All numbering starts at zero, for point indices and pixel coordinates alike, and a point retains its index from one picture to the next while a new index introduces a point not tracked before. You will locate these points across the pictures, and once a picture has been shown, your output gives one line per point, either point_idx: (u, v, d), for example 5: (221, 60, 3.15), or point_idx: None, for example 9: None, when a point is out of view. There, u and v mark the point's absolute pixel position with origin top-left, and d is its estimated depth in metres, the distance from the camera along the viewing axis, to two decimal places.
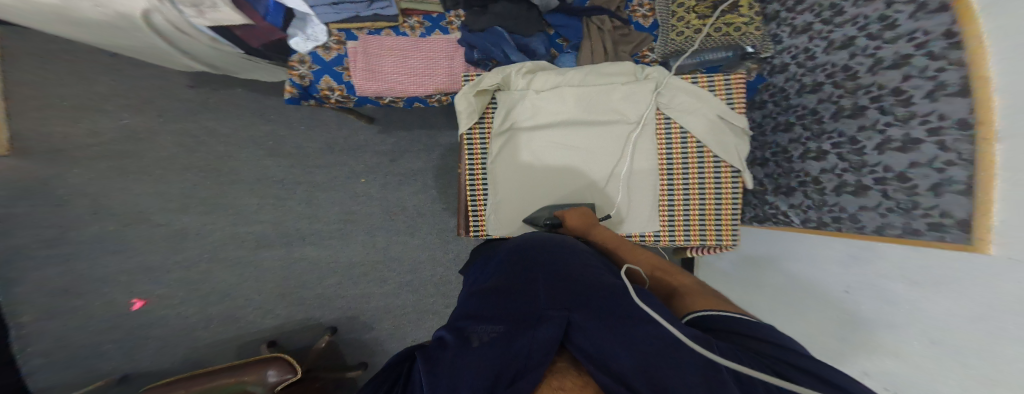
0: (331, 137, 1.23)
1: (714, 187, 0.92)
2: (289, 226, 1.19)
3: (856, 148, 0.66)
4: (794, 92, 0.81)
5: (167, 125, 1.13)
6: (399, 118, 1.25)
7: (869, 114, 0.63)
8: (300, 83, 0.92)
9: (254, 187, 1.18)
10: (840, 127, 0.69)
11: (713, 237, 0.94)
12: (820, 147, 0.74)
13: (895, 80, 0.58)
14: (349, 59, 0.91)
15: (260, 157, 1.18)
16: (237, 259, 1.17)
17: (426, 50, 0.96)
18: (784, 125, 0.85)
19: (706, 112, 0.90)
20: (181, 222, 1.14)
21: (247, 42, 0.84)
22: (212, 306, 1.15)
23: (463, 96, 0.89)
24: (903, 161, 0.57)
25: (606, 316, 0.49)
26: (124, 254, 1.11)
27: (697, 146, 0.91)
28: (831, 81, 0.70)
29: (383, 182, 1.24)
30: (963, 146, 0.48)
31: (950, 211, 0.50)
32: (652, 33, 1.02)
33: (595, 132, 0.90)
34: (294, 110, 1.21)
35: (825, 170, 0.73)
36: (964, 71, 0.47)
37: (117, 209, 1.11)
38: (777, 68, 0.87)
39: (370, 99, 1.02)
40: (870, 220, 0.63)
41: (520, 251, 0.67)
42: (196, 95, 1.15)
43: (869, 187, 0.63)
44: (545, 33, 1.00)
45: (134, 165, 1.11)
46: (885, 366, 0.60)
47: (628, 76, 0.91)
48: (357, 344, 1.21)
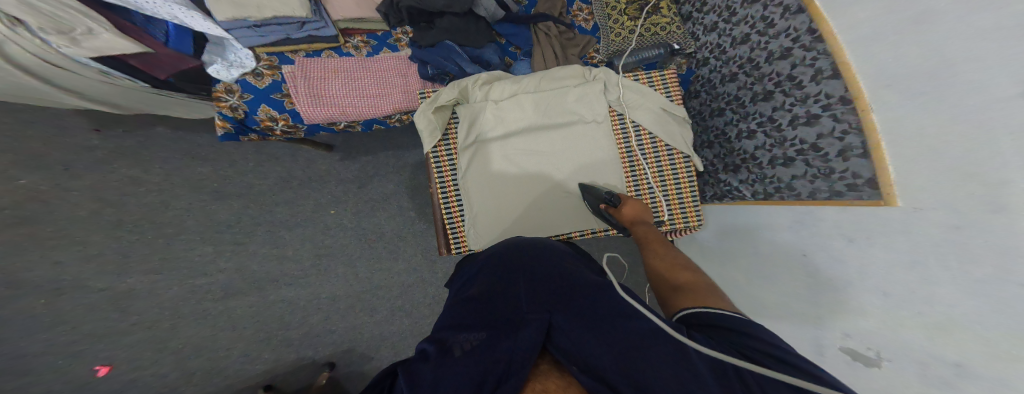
0: (286, 170, 1.19)
1: (672, 176, 0.94)
2: (257, 269, 1.14)
3: (776, 126, 0.74)
4: (718, 81, 0.90)
5: (105, 181, 1.09)
6: (360, 143, 1.24)
7: (777, 97, 0.73)
8: (233, 115, 0.89)
9: (211, 232, 1.13)
10: (759, 109, 0.78)
11: (681, 222, 0.94)
12: (749, 127, 0.81)
13: (786, 68, 0.69)
14: (289, 85, 0.87)
15: (208, 201, 1.14)
16: (206, 309, 1.10)
17: (377, 70, 0.94)
18: (717, 110, 0.92)
19: (650, 106, 0.93)
20: (126, 283, 1.07)
21: (150, 72, 0.79)
22: (190, 360, 1.07)
23: (421, 113, 0.88)
24: (810, 134, 0.67)
25: (586, 317, 0.49)
26: (77, 322, 1.03)
27: (650, 139, 0.93)
28: (744, 71, 0.80)
29: (354, 211, 1.21)
30: (850, 117, 0.58)
31: (857, 171, 0.58)
32: (595, 35, 1.05)
33: (557, 136, 0.91)
34: (235, 148, 1.17)
35: (759, 147, 0.79)
36: (831, 59, 0.60)
37: (44, 285, 1.03)
38: (701, 61, 0.95)
39: (322, 126, 0.99)
40: (803, 187, 0.70)
41: (499, 256, 0.65)
42: (102, 140, 1.10)
43: (794, 159, 0.72)
44: (496, 43, 1.01)
45: (73, 228, 1.06)
46: (860, 325, 0.60)
47: (577, 78, 0.93)
48: (358, 376, 1.14)
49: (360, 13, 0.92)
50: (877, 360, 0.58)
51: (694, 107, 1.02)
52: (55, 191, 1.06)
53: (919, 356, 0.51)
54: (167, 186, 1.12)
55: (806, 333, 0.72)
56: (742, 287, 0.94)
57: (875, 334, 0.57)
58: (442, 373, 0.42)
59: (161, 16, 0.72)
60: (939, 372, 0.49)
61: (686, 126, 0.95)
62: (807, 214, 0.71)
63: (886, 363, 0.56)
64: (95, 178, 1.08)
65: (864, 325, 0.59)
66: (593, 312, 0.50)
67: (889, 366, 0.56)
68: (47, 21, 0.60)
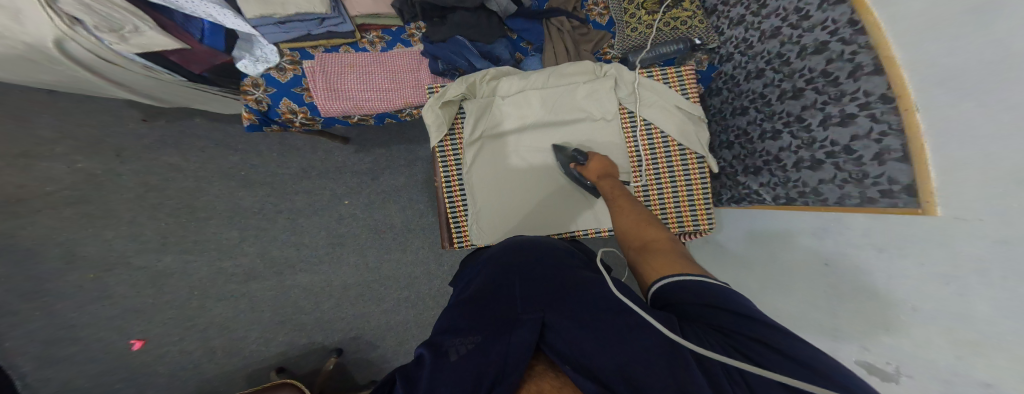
0: (304, 161, 1.21)
1: (684, 178, 0.90)
2: (274, 256, 1.17)
3: (804, 125, 0.70)
4: (742, 78, 0.85)
5: (133, 166, 1.13)
6: (375, 136, 1.25)
7: (807, 95, 0.69)
8: (257, 107, 0.91)
9: (232, 218, 1.16)
10: (786, 108, 0.74)
11: (691, 225, 0.91)
12: (775, 128, 0.77)
13: (820, 64, 0.65)
14: (308, 79, 0.89)
15: (231, 189, 1.16)
16: (227, 292, 1.15)
17: (390, 64, 0.95)
18: (739, 109, 0.88)
19: (663, 103, 0.90)
20: (162, 261, 1.13)
21: (187, 67, 0.82)
22: (213, 339, 1.13)
23: (429, 109, 0.87)
24: (844, 135, 0.63)
25: (580, 316, 0.47)
26: (113, 297, 1.10)
27: (662, 139, 0.90)
28: (773, 67, 0.76)
29: (368, 202, 1.22)
30: (890, 117, 0.54)
31: (894, 176, 0.55)
32: (610, 30, 1.02)
33: (563, 133, 0.91)
34: (260, 138, 1.18)
35: (784, 149, 0.76)
36: (874, 53, 0.55)
37: (99, 259, 1.10)
38: (724, 57, 0.91)
39: (337, 119, 1.01)
40: (830, 192, 0.67)
41: (498, 257, 0.64)
42: (150, 129, 1.13)
43: (822, 162, 0.68)
44: (507, 38, 1.00)
45: (120, 210, 1.12)
46: (882, 342, 0.57)
47: (588, 75, 0.91)
48: (365, 363, 1.18)
49: (376, 9, 0.93)
50: (895, 376, 0.54)
51: (716, 105, 0.97)
52: (108, 175, 1.11)
53: (943, 374, 0.48)
54: (201, 175, 1.15)
55: (824, 344, 0.69)
56: (757, 294, 0.90)
57: (897, 347, 0.54)
58: (437, 380, 0.41)
59: (197, 14, 0.77)
60: (962, 390, 0.46)
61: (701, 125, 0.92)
62: (822, 227, 0.69)
63: (905, 379, 0.53)
64: (141, 165, 1.13)
65: (889, 341, 0.55)
66: (590, 310, 0.47)
67: (908, 382, 0.52)
68: (100, 20, 0.64)
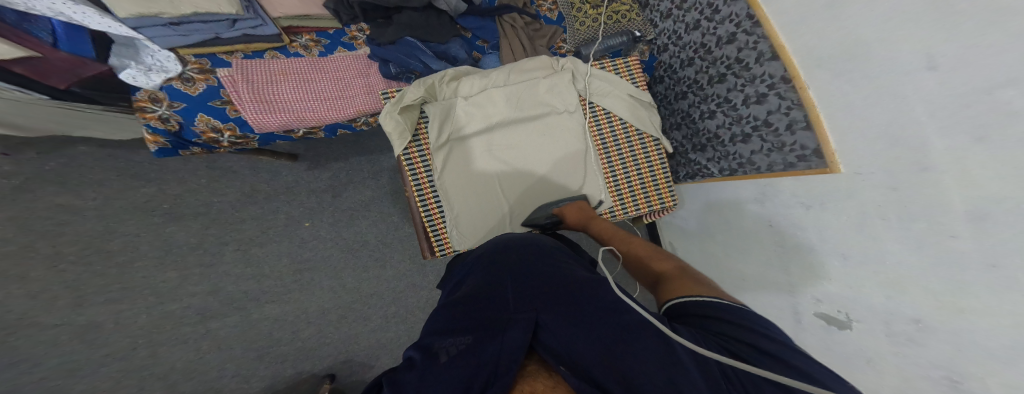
0: (250, 184, 1.14)
1: (647, 164, 0.94)
2: (234, 290, 1.10)
3: (732, 105, 0.75)
4: (677, 66, 0.89)
5: (44, 210, 1.02)
6: (333, 151, 1.20)
7: (729, 80, 0.74)
8: (165, 127, 0.80)
9: (183, 253, 1.08)
10: (715, 92, 0.78)
11: (657, 203, 0.94)
12: (710, 109, 0.82)
13: (733, 52, 0.70)
14: (228, 90, 0.80)
15: (177, 219, 1.09)
16: (184, 336, 1.05)
17: (331, 70, 0.91)
18: (678, 93, 0.91)
19: (618, 93, 0.92)
20: (84, 316, 1.00)
21: (46, 82, 0.70)
22: (180, 386, 1.02)
23: (387, 115, 0.84)
24: (761, 111, 0.68)
25: (572, 313, 0.47)
26: (30, 364, 0.95)
27: (621, 125, 0.93)
28: (699, 56, 0.80)
29: (332, 220, 1.17)
30: (792, 95, 0.60)
31: (803, 142, 0.60)
32: (561, 25, 1.02)
33: (528, 128, 0.90)
34: (200, 163, 1.13)
35: (720, 126, 0.80)
36: (768, 42, 0.62)
37: (7, 323, 0.96)
38: (661, 48, 0.95)
39: (279, 135, 0.95)
40: (762, 160, 0.72)
41: (490, 253, 0.64)
42: (23, 165, 1.02)
43: (750, 136, 0.73)
44: (462, 38, 0.98)
45: (19, 263, 0.98)
46: (829, 290, 0.61)
47: (546, 69, 0.92)
48: (360, 386, 1.11)
49: (305, 9, 0.89)
50: (848, 322, 0.59)
51: (659, 91, 1.00)
52: None
53: (881, 314, 0.53)
54: (106, 213, 1.05)
55: (783, 302, 0.74)
56: (721, 260, 0.95)
57: (841, 295, 0.59)
58: (427, 380, 0.40)
59: (40, 11, 0.65)
60: (900, 328, 0.50)
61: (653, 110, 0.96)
62: (759, 193, 0.75)
63: (856, 324, 0.57)
64: (54, 204, 1.03)
65: (830, 289, 0.61)
66: (583, 306, 0.49)
67: (858, 326, 0.57)
68: None
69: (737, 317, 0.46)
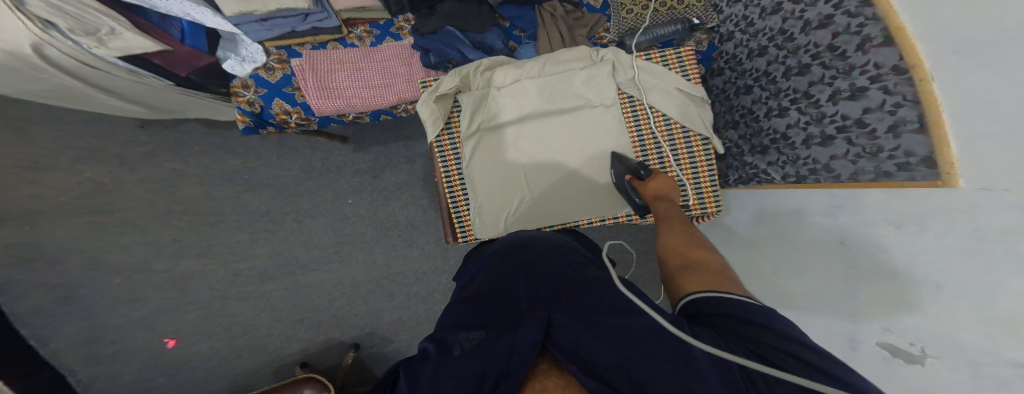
0: (307, 161, 1.19)
1: (691, 164, 0.87)
2: (285, 257, 1.17)
3: (812, 102, 0.65)
4: (744, 56, 0.79)
5: (133, 172, 1.14)
6: (374, 133, 1.22)
7: (814, 71, 0.63)
8: (250, 109, 0.91)
9: (240, 222, 1.17)
10: (792, 85, 0.68)
11: (698, 208, 0.88)
12: (780, 105, 0.72)
13: (826, 38, 0.59)
14: (298, 78, 0.87)
15: (238, 192, 1.17)
16: (245, 293, 1.16)
17: (380, 59, 0.93)
18: (744, 88, 0.81)
19: (664, 87, 0.86)
20: (182, 266, 1.14)
21: (172, 71, 0.81)
22: (240, 337, 1.14)
23: (423, 104, 0.84)
24: (855, 109, 0.58)
25: (583, 310, 0.45)
26: (136, 302, 1.13)
27: (664, 120, 0.87)
28: (775, 44, 0.69)
29: (370, 199, 1.20)
30: (905, 88, 0.48)
31: (911, 149, 0.49)
32: (605, 13, 0.97)
33: (563, 121, 0.87)
34: (259, 141, 1.19)
35: (791, 126, 0.71)
36: (881, 24, 0.49)
37: (120, 266, 1.13)
38: (725, 36, 0.85)
39: (333, 118, 1.00)
40: (843, 168, 0.62)
41: (503, 253, 0.62)
42: (150, 136, 1.15)
43: (833, 138, 0.63)
44: (500, 27, 0.95)
45: (118, 213, 1.13)
46: (906, 321, 0.51)
47: (585, 60, 0.87)
48: (379, 356, 1.18)
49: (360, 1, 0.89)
50: (922, 358, 0.50)
51: (717, 86, 0.91)
52: (114, 183, 1.14)
53: (971, 354, 0.43)
54: (206, 176, 1.16)
55: (839, 327, 0.64)
56: (767, 275, 0.86)
57: (919, 327, 0.49)
58: (438, 375, 0.40)
59: (174, 13, 0.74)
60: (993, 372, 0.40)
61: (706, 106, 0.88)
62: (833, 205, 0.64)
63: (930, 360, 0.48)
64: (147, 170, 1.15)
65: (911, 321, 0.51)
66: (595, 307, 0.46)
67: (935, 363, 0.47)
68: (75, 23, 0.62)
69: (761, 320, 0.42)
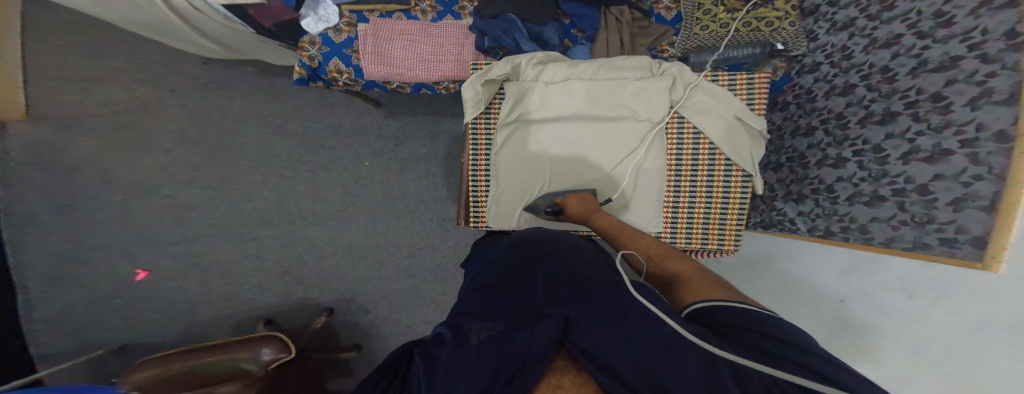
0: (337, 117, 1.20)
1: (721, 199, 0.84)
2: (290, 205, 1.17)
3: (880, 156, 0.59)
4: (819, 94, 0.72)
5: (174, 99, 1.14)
6: (406, 102, 1.21)
7: (901, 120, 0.56)
8: (309, 64, 0.92)
9: (257, 164, 1.16)
10: (864, 134, 0.62)
11: (715, 242, 0.85)
12: (840, 154, 0.66)
13: (936, 84, 0.52)
14: (359, 42, 0.89)
15: (265, 134, 1.17)
16: (238, 235, 1.16)
17: (436, 35, 0.93)
18: (804, 129, 0.75)
19: (722, 112, 0.80)
20: (185, 195, 1.14)
21: (259, 21, 0.85)
22: (214, 280, 1.15)
23: (470, 85, 0.83)
24: (926, 172, 0.52)
25: (607, 315, 0.44)
26: (128, 224, 1.13)
27: (709, 147, 0.82)
28: (868, 83, 0.62)
29: (387, 166, 1.20)
30: (998, 159, 0.45)
31: (965, 226, 0.48)
32: (675, 26, 0.92)
33: (601, 128, 0.85)
34: (302, 91, 1.19)
35: (842, 179, 0.65)
36: (1017, 78, 0.43)
37: (124, 182, 1.13)
38: (807, 68, 0.75)
39: (378, 83, 1.00)
40: (880, 232, 0.58)
41: (522, 248, 0.60)
42: (207, 71, 1.15)
43: (885, 198, 0.58)
44: (560, 22, 0.94)
45: (134, 134, 1.13)
46: (886, 372, 0.59)
47: (643, 70, 0.83)
48: (352, 325, 1.18)
49: None
50: None
51: (774, 122, 0.84)
52: (159, 106, 1.14)
53: None
54: (241, 117, 1.16)
55: None
56: None
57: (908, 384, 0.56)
58: (455, 361, 0.41)
59: None
60: None
61: (760, 140, 0.81)
62: (855, 265, 0.63)
63: None
64: (189, 102, 1.14)
65: (891, 371, 0.58)
66: (613, 308, 0.46)
67: None
68: None
69: (778, 330, 0.42)
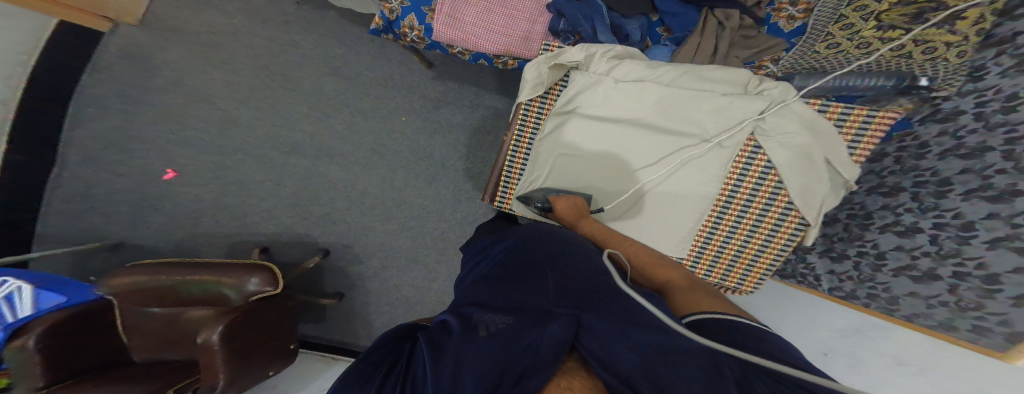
0: (388, 70, 1.16)
1: (762, 239, 0.75)
2: (324, 142, 1.14)
3: (964, 236, 0.54)
4: (934, 151, 0.59)
5: (267, 29, 1.15)
6: (458, 71, 1.17)
7: (1016, 202, 0.48)
8: (387, 16, 0.89)
9: (304, 95, 1.14)
10: (960, 207, 0.54)
11: (735, 280, 0.79)
12: (917, 223, 0.60)
13: None
14: (437, 2, 0.85)
15: (322, 74, 1.14)
16: (267, 159, 1.12)
17: (510, 7, 0.87)
18: (885, 188, 0.66)
19: (812, 151, 0.66)
20: (236, 110, 1.12)
21: None
22: (214, 198, 1.11)
23: (535, 64, 0.78)
24: (1007, 263, 0.49)
25: (620, 317, 0.38)
26: (177, 124, 1.11)
27: (775, 185, 0.72)
28: (1009, 150, 0.49)
29: (420, 125, 1.15)
30: None
31: (1012, 320, 0.49)
32: (789, 41, 0.80)
33: (662, 142, 0.74)
34: (370, 41, 1.17)
35: (900, 248, 0.62)
36: None
37: (192, 88, 1.12)
38: (945, 116, 0.58)
39: (441, 46, 0.96)
40: (910, 306, 0.60)
41: (532, 240, 0.53)
42: (298, 11, 1.16)
43: (938, 278, 0.57)
44: (647, 17, 0.87)
45: (212, 44, 1.14)
46: None
47: (735, 86, 0.71)
48: (338, 273, 1.14)
49: None
50: None
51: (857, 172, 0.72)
52: (245, 25, 1.14)
53: None
54: (321, 50, 1.15)
55: None
56: None
57: None
58: (462, 352, 0.36)
59: None
60: None
61: (839, 191, 0.69)
62: (858, 328, 0.66)
63: None
64: (271, 34, 1.15)
65: None
66: (620, 314, 0.39)
67: None
68: None
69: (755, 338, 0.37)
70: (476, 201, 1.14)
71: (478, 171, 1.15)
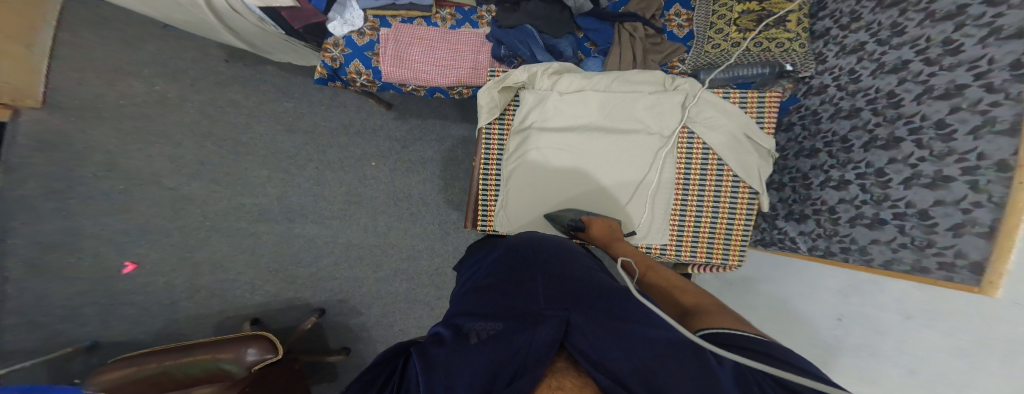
0: (348, 116, 1.23)
1: (728, 212, 0.81)
2: (290, 201, 1.19)
3: (882, 181, 0.58)
4: (825, 116, 0.70)
5: (199, 93, 1.20)
6: (417, 106, 1.25)
7: (903, 147, 0.55)
8: (331, 64, 0.96)
9: (265, 158, 1.20)
10: (868, 158, 0.61)
11: (719, 256, 0.82)
12: (843, 176, 0.65)
13: (941, 112, 0.50)
14: (381, 45, 0.94)
15: (277, 131, 1.21)
16: (236, 230, 1.17)
17: (451, 42, 0.96)
18: (808, 150, 0.74)
19: (732, 128, 0.77)
20: (188, 187, 1.18)
21: (290, 23, 0.91)
22: (200, 277, 1.15)
23: (486, 90, 0.85)
24: (926, 198, 0.51)
25: (602, 316, 0.43)
26: (126, 214, 1.16)
27: (718, 164, 0.79)
28: (875, 108, 0.60)
29: (393, 168, 1.22)
30: (998, 188, 0.43)
31: (964, 251, 0.46)
32: (686, 44, 0.91)
33: (613, 141, 0.81)
34: (317, 90, 1.23)
35: (844, 201, 0.65)
36: None
37: (132, 173, 1.17)
38: (815, 90, 0.73)
39: (394, 86, 1.03)
40: (878, 253, 0.57)
41: (515, 251, 0.58)
42: (228, 68, 1.21)
43: (885, 222, 0.57)
44: (574, 35, 0.95)
45: (162, 126, 1.19)
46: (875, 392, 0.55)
47: (656, 85, 0.81)
48: (342, 328, 1.17)
49: None
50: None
51: (781, 142, 0.83)
52: (178, 100, 1.20)
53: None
54: (256, 111, 1.21)
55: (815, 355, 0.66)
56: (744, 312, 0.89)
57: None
58: (453, 359, 0.38)
59: None
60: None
61: (768, 158, 0.78)
62: (851, 286, 0.61)
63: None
64: (206, 97, 1.20)
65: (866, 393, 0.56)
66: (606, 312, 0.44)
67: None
68: None
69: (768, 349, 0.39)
70: (463, 230, 1.21)
71: (458, 200, 1.22)
